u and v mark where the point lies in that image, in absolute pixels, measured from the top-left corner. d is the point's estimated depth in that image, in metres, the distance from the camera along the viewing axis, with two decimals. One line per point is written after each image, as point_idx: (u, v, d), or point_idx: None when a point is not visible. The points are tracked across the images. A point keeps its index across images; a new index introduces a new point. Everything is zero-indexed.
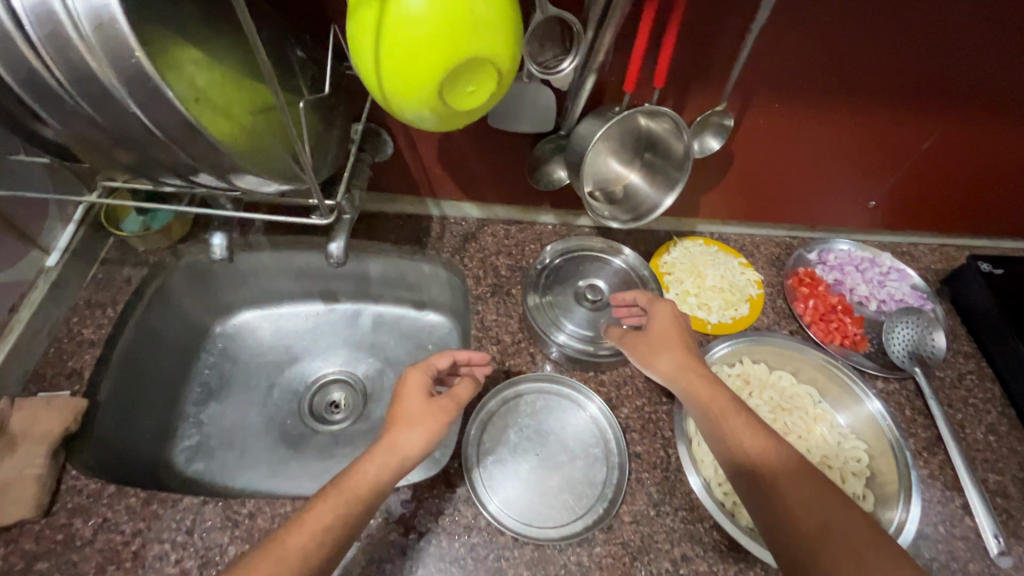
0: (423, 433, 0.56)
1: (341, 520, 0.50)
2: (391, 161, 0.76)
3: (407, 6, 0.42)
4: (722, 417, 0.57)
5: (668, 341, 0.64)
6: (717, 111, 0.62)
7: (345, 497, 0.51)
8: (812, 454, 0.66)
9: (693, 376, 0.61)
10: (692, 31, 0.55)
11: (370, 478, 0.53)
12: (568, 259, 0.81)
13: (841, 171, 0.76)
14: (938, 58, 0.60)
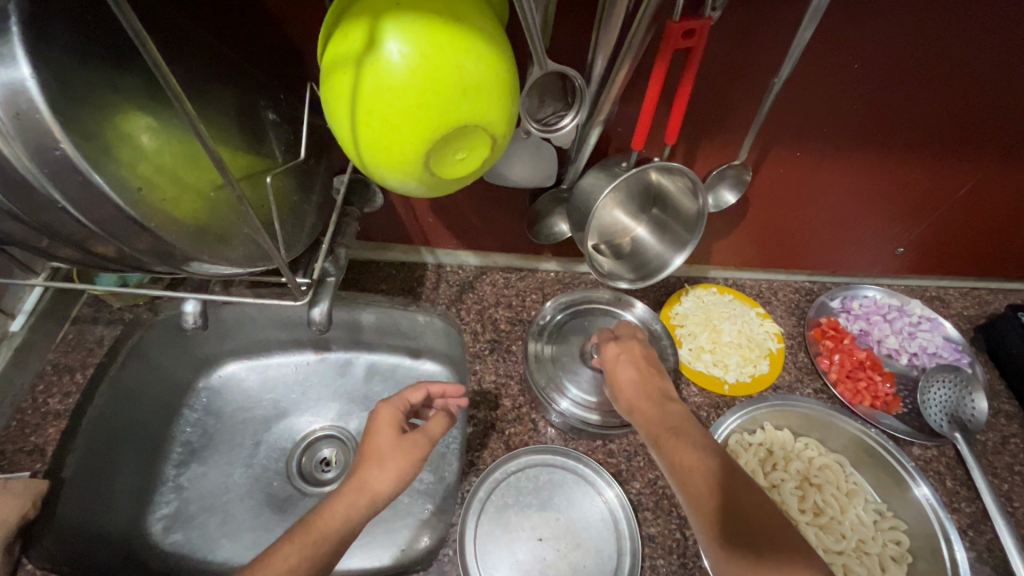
0: (391, 470, 0.53)
1: (305, 561, 0.47)
2: (381, 211, 0.72)
3: (388, 71, 0.37)
4: (665, 431, 0.54)
5: (615, 362, 0.62)
6: (735, 164, 0.57)
7: (309, 540, 0.48)
8: (848, 539, 0.59)
9: (640, 401, 0.57)
10: (707, 82, 0.49)
11: (337, 522, 0.49)
12: (571, 314, 0.75)
13: (866, 217, 0.70)
14: (976, 103, 0.55)
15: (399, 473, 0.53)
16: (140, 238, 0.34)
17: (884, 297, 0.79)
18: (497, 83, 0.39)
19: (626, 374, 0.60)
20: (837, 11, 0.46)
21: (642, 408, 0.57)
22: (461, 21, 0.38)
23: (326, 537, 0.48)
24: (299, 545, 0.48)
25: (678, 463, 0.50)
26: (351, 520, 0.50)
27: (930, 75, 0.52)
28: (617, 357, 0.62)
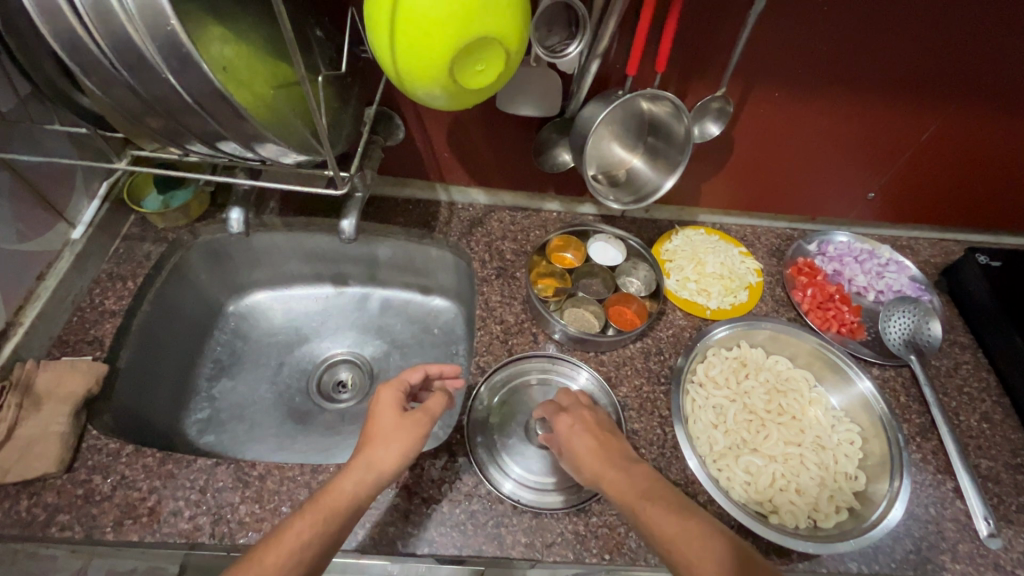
0: (398, 446, 0.56)
1: (319, 536, 0.50)
2: (402, 145, 0.79)
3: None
4: (635, 507, 0.51)
5: (573, 436, 0.58)
6: (717, 96, 0.64)
7: (320, 515, 0.51)
8: (806, 434, 0.68)
9: (606, 475, 0.55)
10: (693, 16, 0.57)
11: (347, 496, 0.53)
12: (510, 392, 0.72)
13: (838, 162, 0.78)
14: (933, 46, 0.62)
15: (406, 447, 0.57)
16: (223, 112, 0.42)
17: (852, 240, 0.87)
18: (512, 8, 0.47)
19: (586, 446, 0.57)
20: None
21: (614, 483, 0.54)
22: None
23: (337, 511, 0.51)
24: (313, 518, 0.51)
25: (665, 539, 0.48)
26: (361, 494, 0.53)
27: (892, 17, 0.59)
28: (572, 429, 0.59)
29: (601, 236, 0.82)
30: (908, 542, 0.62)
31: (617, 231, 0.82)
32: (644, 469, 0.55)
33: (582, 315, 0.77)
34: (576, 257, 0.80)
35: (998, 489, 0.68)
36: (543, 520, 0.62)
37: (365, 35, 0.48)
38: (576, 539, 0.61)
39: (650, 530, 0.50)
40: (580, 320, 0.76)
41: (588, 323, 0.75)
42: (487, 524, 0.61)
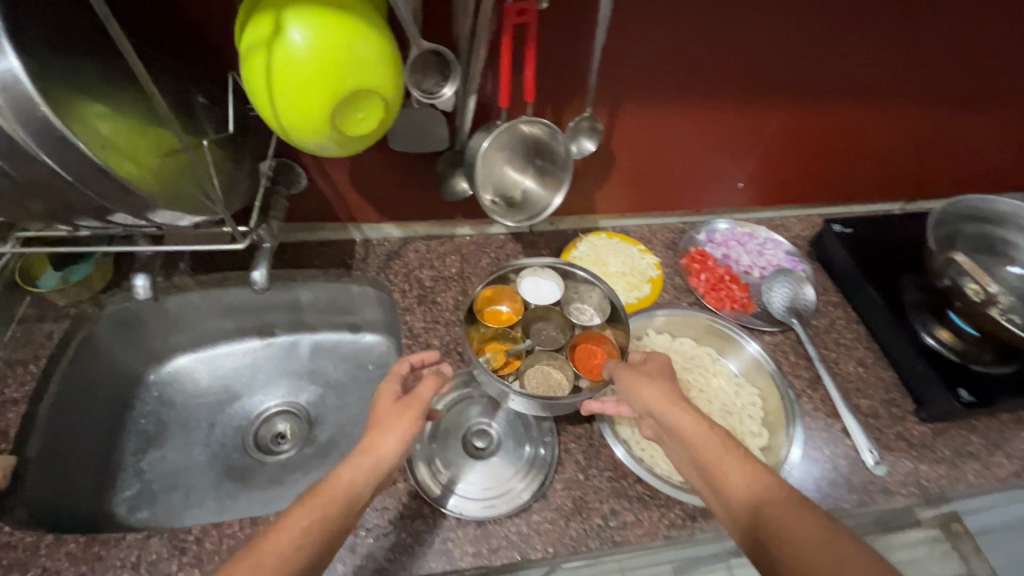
0: (394, 434, 0.56)
1: (320, 522, 0.49)
2: (307, 191, 0.81)
3: (291, 52, 0.48)
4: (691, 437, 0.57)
5: (638, 382, 0.62)
6: (586, 116, 0.70)
7: (320, 502, 0.51)
8: (713, 403, 0.77)
9: (673, 410, 0.59)
10: (550, 50, 0.63)
11: (342, 484, 0.52)
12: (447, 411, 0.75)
13: (706, 160, 0.88)
14: (755, 55, 0.72)
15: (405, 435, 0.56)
16: (105, 185, 0.44)
17: (733, 224, 0.98)
18: (386, 62, 0.52)
19: (656, 390, 0.61)
20: None
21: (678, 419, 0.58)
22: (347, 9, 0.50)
23: (336, 497, 0.51)
24: (313, 506, 0.50)
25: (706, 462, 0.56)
26: (356, 486, 0.53)
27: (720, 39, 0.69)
28: (636, 378, 0.62)
29: (528, 269, 0.82)
30: (809, 483, 0.70)
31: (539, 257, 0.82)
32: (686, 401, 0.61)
33: (546, 373, 0.73)
34: (513, 309, 0.78)
35: (877, 423, 0.78)
36: (487, 527, 0.65)
37: (248, 98, 0.52)
38: (521, 538, 0.64)
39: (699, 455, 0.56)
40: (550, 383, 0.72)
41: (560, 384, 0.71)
42: (434, 542, 0.63)
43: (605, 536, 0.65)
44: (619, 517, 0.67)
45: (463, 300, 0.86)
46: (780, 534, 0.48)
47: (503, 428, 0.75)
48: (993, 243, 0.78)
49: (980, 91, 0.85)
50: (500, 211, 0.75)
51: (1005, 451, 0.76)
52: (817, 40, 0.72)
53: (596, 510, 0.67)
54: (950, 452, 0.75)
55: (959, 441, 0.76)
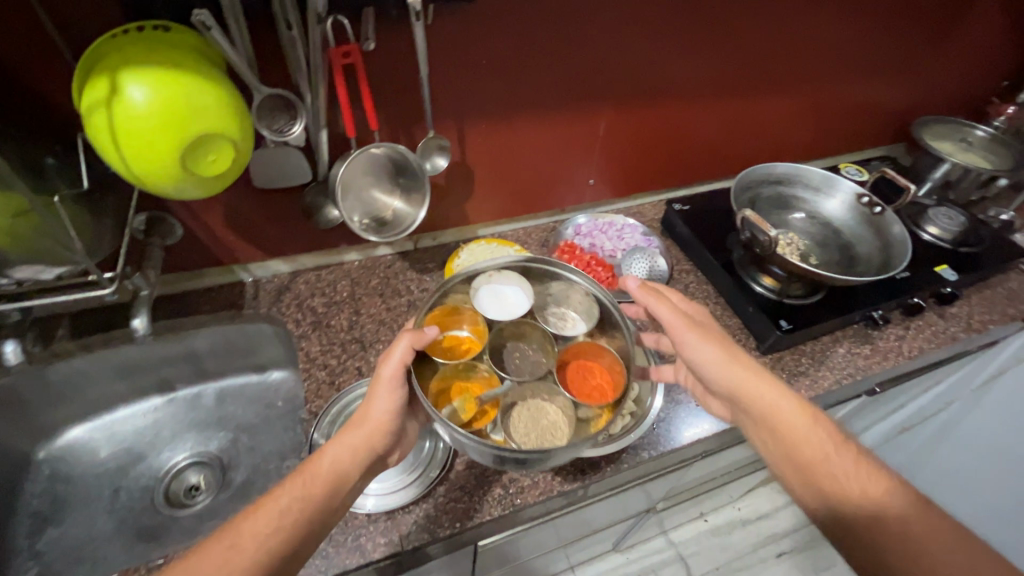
0: (380, 403, 0.63)
1: (297, 502, 0.55)
2: (185, 240, 0.85)
3: (132, 110, 0.54)
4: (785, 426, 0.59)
5: (719, 359, 0.64)
6: (432, 136, 0.80)
7: (301, 477, 0.57)
8: None
9: (767, 393, 0.61)
10: (385, 84, 0.73)
11: (325, 461, 0.58)
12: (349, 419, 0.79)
13: (557, 163, 1.01)
14: (571, 71, 0.85)
15: (390, 408, 0.63)
16: None
17: (592, 217, 1.11)
18: (222, 104, 0.58)
19: (755, 373, 0.63)
20: (451, 27, 0.72)
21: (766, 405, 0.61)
22: (182, 67, 0.56)
23: (319, 473, 0.57)
24: (295, 483, 0.56)
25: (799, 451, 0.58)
26: (342, 464, 0.59)
27: (538, 59, 0.81)
28: (722, 356, 0.64)
29: (483, 279, 0.80)
30: (676, 420, 0.82)
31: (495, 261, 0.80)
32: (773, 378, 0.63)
33: (534, 415, 0.72)
34: (474, 333, 0.77)
35: None
36: (396, 517, 0.70)
37: (97, 153, 0.57)
38: (429, 520, 0.70)
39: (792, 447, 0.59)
40: (541, 425, 0.70)
41: (558, 427, 0.70)
42: (347, 541, 0.67)
43: (506, 502, 0.72)
44: (517, 483, 0.74)
45: (357, 319, 0.91)
46: (880, 521, 0.53)
47: None
48: (788, 199, 0.97)
49: (761, 80, 1.05)
50: (375, 228, 0.83)
51: (827, 364, 0.92)
52: (619, 52, 0.86)
53: (496, 481, 0.74)
54: (787, 374, 0.90)
55: (792, 363, 0.91)
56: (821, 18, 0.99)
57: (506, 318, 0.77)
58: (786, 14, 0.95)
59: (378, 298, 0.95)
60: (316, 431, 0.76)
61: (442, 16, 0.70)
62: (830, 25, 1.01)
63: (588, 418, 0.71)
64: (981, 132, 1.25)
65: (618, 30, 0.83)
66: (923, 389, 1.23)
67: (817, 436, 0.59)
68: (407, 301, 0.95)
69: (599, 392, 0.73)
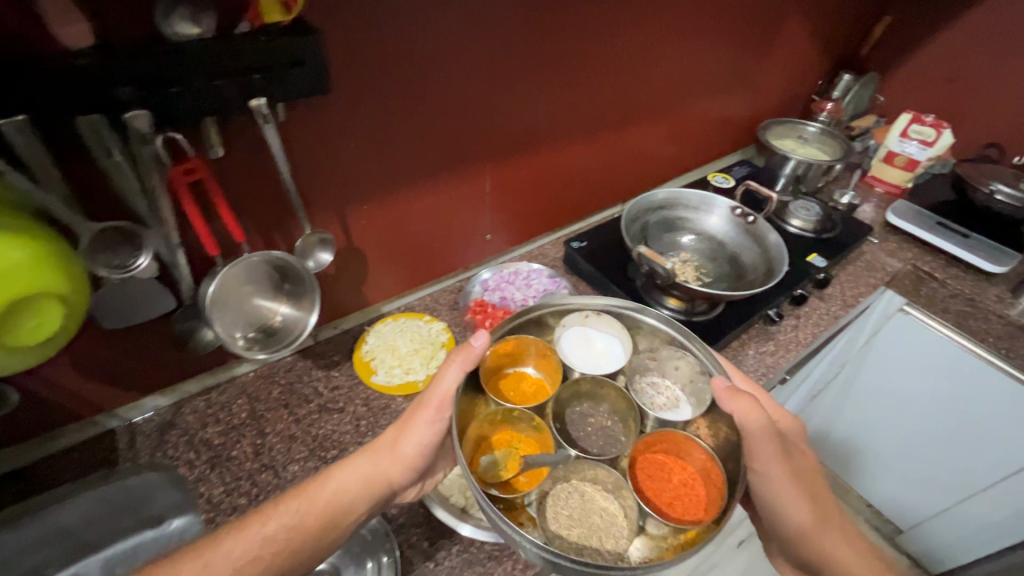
0: (413, 438, 0.67)
1: (282, 531, 0.61)
2: (25, 403, 0.69)
3: None
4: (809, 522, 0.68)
5: (772, 465, 0.66)
6: (309, 233, 0.73)
7: (301, 498, 0.64)
8: None
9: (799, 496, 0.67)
10: (244, 190, 0.66)
11: (330, 489, 0.65)
12: None
13: (451, 225, 0.98)
14: (447, 138, 0.84)
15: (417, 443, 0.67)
16: None
17: (495, 269, 1.10)
18: (30, 252, 0.47)
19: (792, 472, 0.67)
20: (309, 119, 0.67)
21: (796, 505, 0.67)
22: None
23: (319, 500, 0.64)
24: (295, 502, 0.64)
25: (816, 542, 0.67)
26: (345, 492, 0.65)
27: (411, 132, 0.79)
28: (776, 462, 0.66)
29: (576, 317, 0.82)
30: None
31: (595, 304, 0.80)
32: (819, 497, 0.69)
33: (591, 508, 0.69)
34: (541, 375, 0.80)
35: None
36: None
37: None
38: None
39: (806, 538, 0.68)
40: (592, 522, 0.67)
41: (613, 528, 0.68)
42: None
43: None
44: None
45: (263, 443, 0.81)
46: None
47: None
48: (675, 220, 1.02)
49: (624, 113, 1.11)
50: (262, 345, 0.74)
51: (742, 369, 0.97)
52: (489, 113, 0.87)
53: None
54: None
55: None
56: (662, 55, 1.08)
57: (582, 369, 0.79)
58: (632, 55, 1.02)
59: (285, 410, 0.85)
60: None
61: (295, 110, 0.65)
62: (672, 58, 1.10)
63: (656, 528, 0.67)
64: (812, 128, 1.42)
65: (484, 93, 0.83)
66: (821, 361, 1.36)
67: (830, 530, 0.68)
68: (317, 406, 0.86)
69: (679, 506, 0.69)
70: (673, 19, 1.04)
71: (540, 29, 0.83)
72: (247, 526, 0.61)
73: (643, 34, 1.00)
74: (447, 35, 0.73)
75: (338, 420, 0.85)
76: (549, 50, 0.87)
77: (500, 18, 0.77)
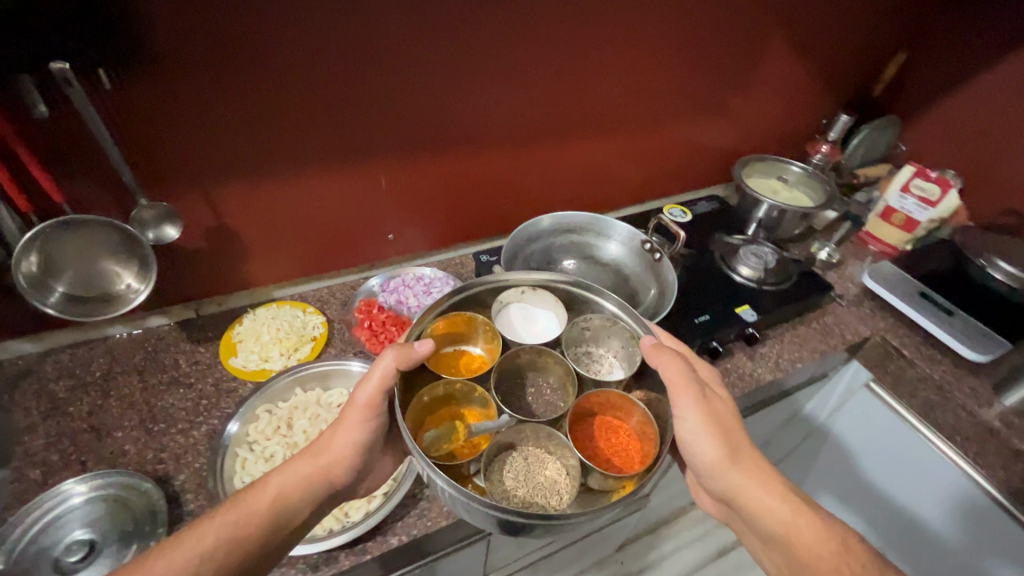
0: (349, 435, 0.67)
1: (225, 539, 0.57)
2: None
3: None
4: (736, 460, 0.65)
5: (686, 402, 0.66)
6: (142, 205, 0.74)
7: (238, 508, 0.60)
8: None
9: (723, 434, 0.66)
10: (74, 152, 0.67)
11: (269, 494, 0.62)
12: (34, 539, 0.67)
13: (348, 218, 0.96)
14: (328, 128, 0.82)
15: (354, 439, 0.67)
16: None
17: (385, 277, 1.05)
18: None
19: (716, 410, 0.67)
20: (151, 90, 0.67)
21: (717, 441, 0.65)
22: None
23: (261, 505, 0.61)
24: (235, 509, 0.60)
25: (749, 486, 0.64)
26: (289, 492, 0.63)
27: (278, 118, 0.78)
28: (693, 400, 0.66)
29: (511, 296, 0.79)
30: (434, 512, 0.75)
31: (529, 280, 0.79)
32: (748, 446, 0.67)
33: (536, 473, 0.69)
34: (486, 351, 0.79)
35: None
36: None
37: None
38: None
39: (738, 482, 0.64)
40: (534, 480, 0.68)
41: (555, 487, 0.68)
42: None
43: None
44: None
45: (102, 404, 0.82)
46: (811, 548, 0.61)
47: (102, 521, 0.69)
48: (580, 246, 0.94)
49: (555, 128, 1.05)
50: (72, 307, 0.73)
51: None
52: (376, 109, 0.84)
53: None
54: None
55: None
56: (606, 69, 1.00)
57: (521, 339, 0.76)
58: (564, 65, 0.96)
59: (136, 376, 0.86)
60: None
61: (127, 80, 0.65)
62: (616, 75, 1.02)
63: (599, 484, 0.68)
64: (796, 169, 1.29)
65: (370, 86, 0.81)
66: (765, 428, 1.21)
67: (764, 468, 0.65)
68: (169, 378, 0.87)
69: (616, 459, 0.70)
70: (614, 35, 0.96)
71: (433, 28, 0.80)
72: (185, 534, 0.57)
73: (572, 46, 0.94)
74: (313, 23, 0.71)
75: (180, 395, 0.84)
76: (449, 52, 0.84)
77: (377, 12, 0.74)
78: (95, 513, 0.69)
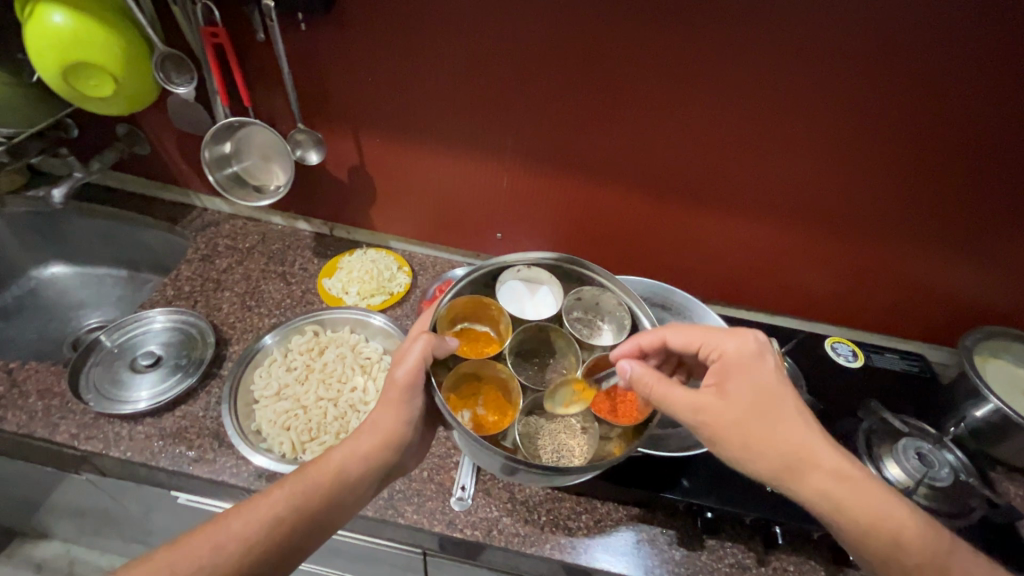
0: (395, 414, 0.62)
1: (293, 508, 0.56)
2: (154, 156, 1.05)
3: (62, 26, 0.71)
4: (793, 465, 0.56)
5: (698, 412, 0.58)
6: (301, 130, 0.90)
7: (300, 486, 0.57)
8: (338, 391, 0.84)
9: (766, 447, 0.56)
10: (273, 71, 0.83)
11: (333, 465, 0.59)
12: (141, 335, 0.91)
13: (468, 202, 1.00)
14: (468, 111, 0.85)
15: (398, 416, 0.62)
16: None
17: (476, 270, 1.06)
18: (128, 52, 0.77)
19: (754, 414, 0.58)
20: (337, 39, 0.80)
21: (764, 451, 0.56)
22: (118, 23, 0.75)
23: (317, 485, 0.57)
24: (298, 482, 0.57)
25: (811, 487, 0.56)
26: (349, 466, 0.59)
27: (428, 91, 0.84)
28: (710, 411, 0.57)
29: (509, 272, 0.72)
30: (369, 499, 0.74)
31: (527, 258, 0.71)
32: (806, 444, 0.57)
33: (553, 436, 0.67)
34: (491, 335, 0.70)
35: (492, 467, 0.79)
36: (98, 420, 0.78)
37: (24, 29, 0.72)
38: (118, 438, 0.76)
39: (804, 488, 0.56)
40: (559, 440, 0.66)
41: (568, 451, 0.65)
42: (55, 416, 0.78)
43: (176, 460, 0.75)
44: (200, 453, 0.76)
45: (233, 267, 1.03)
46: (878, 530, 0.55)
47: (173, 347, 0.89)
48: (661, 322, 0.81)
49: (713, 190, 0.89)
50: (231, 186, 0.94)
51: (602, 538, 0.74)
52: (515, 109, 0.84)
53: (187, 441, 0.77)
54: (546, 519, 0.75)
55: (565, 515, 0.76)
56: (805, 144, 0.80)
57: (530, 317, 0.70)
58: (747, 123, 0.80)
59: (264, 259, 1.05)
60: (108, 335, 0.89)
61: (318, 26, 0.79)
62: (813, 153, 0.81)
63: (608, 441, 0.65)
64: None
65: (517, 85, 0.81)
66: None
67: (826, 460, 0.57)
68: (280, 271, 1.03)
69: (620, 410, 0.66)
70: (825, 106, 0.76)
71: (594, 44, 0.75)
72: (256, 500, 0.56)
73: (765, 105, 0.77)
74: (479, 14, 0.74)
75: (279, 287, 1.00)
76: (602, 72, 0.78)
77: (541, 17, 0.73)
78: (175, 340, 0.90)
